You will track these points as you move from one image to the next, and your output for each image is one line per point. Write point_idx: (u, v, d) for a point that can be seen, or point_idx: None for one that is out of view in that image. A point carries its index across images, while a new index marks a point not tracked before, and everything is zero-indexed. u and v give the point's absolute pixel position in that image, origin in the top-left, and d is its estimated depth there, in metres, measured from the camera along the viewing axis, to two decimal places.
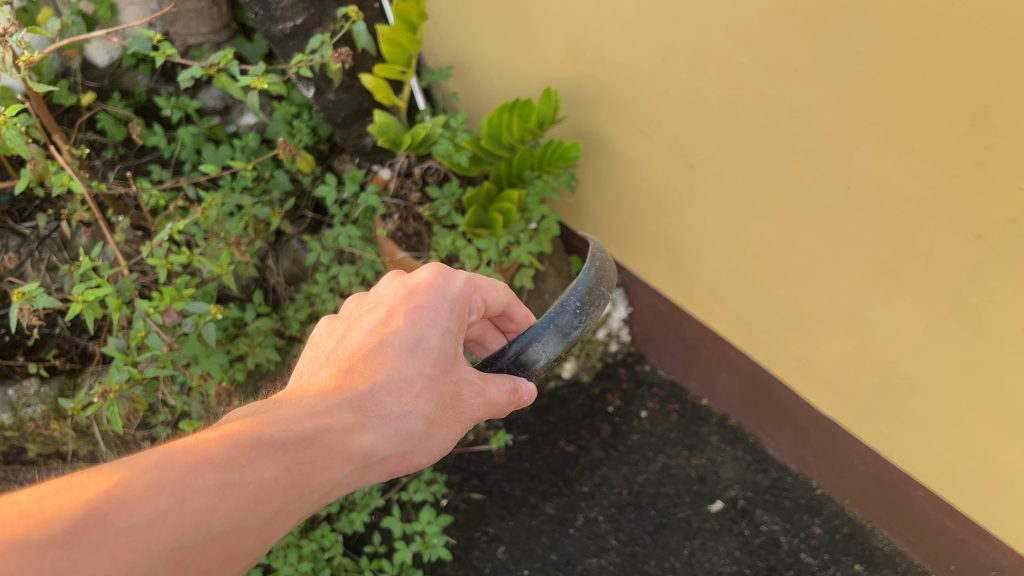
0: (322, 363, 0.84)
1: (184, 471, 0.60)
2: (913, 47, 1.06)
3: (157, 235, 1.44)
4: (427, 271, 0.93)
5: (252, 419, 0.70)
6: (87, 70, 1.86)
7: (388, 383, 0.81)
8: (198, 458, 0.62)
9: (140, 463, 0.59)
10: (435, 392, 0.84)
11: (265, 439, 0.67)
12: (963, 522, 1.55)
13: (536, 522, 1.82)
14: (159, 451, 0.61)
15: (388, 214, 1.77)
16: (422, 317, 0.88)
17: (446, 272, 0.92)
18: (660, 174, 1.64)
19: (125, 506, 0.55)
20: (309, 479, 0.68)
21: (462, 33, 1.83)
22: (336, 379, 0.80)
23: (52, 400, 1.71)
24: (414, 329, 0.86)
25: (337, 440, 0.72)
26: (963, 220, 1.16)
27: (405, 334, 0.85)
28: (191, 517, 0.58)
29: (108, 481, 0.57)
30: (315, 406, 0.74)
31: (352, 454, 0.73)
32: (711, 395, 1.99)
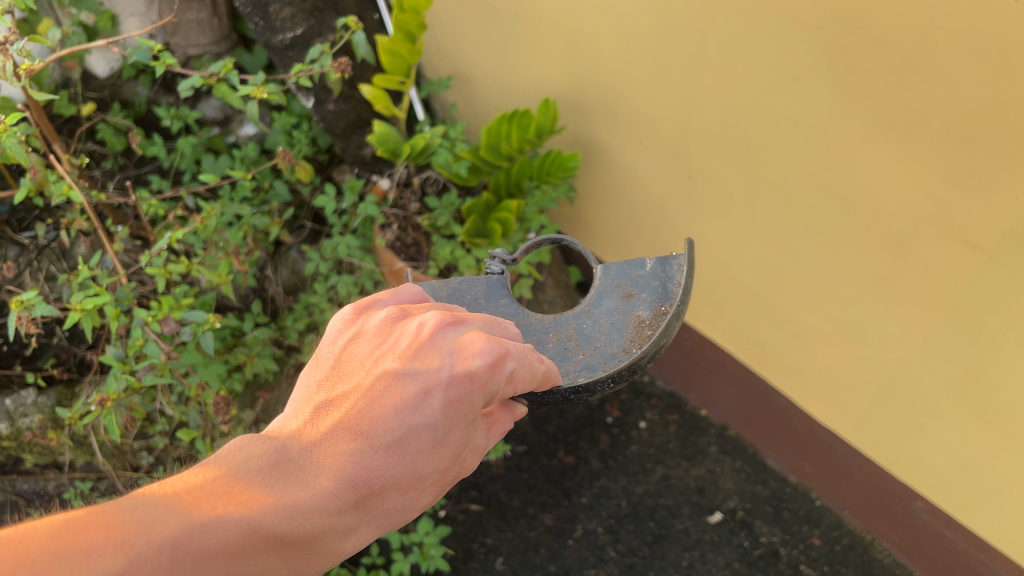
0: (334, 407, 0.72)
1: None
2: (908, 58, 1.07)
3: (157, 244, 1.44)
4: (483, 341, 0.76)
5: (259, 502, 0.61)
6: (87, 81, 1.86)
7: (399, 479, 0.71)
8: (208, 553, 0.55)
9: (157, 538, 0.54)
10: (439, 481, 0.76)
11: (274, 534, 0.60)
12: (962, 533, 1.54)
13: (534, 533, 1.82)
14: (170, 530, 0.54)
15: (387, 223, 1.77)
16: (459, 409, 0.73)
17: (502, 357, 0.76)
18: (659, 184, 1.64)
19: None
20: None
21: (461, 44, 1.84)
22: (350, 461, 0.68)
23: (49, 409, 1.72)
24: (446, 425, 0.73)
25: (335, 543, 0.66)
26: (960, 230, 1.16)
27: (435, 429, 0.72)
28: None
29: (118, 567, 0.50)
30: (324, 498, 0.65)
31: (340, 556, 0.67)
32: (710, 405, 1.99)
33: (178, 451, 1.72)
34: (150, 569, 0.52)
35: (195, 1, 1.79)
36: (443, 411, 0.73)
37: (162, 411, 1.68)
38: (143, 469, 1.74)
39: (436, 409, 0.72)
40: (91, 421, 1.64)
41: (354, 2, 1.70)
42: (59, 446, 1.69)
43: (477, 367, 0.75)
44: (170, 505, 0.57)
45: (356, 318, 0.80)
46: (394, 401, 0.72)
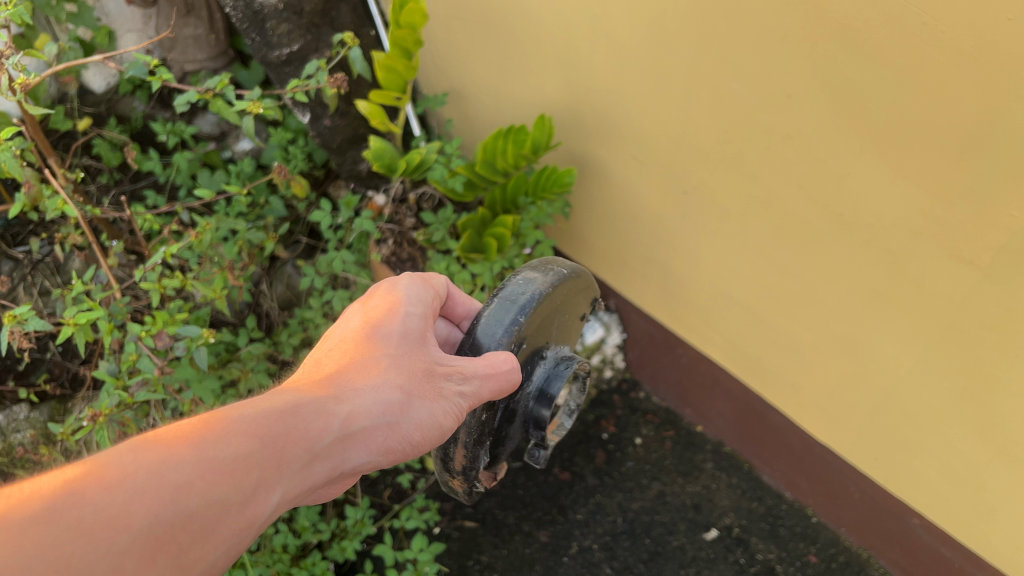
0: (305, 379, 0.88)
1: (156, 456, 0.64)
2: (903, 74, 1.07)
3: (151, 260, 1.43)
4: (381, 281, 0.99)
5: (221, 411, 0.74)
6: (83, 96, 1.87)
7: (363, 367, 0.84)
8: (171, 438, 0.67)
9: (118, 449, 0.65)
10: (420, 378, 0.87)
11: (240, 415, 0.72)
12: (959, 550, 1.53)
13: (529, 550, 1.80)
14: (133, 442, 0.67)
15: (382, 239, 1.76)
16: (382, 314, 0.91)
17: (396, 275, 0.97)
18: (653, 201, 1.65)
19: (104, 481, 0.61)
20: (286, 449, 0.72)
21: (457, 61, 1.85)
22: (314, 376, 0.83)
23: (42, 425, 1.71)
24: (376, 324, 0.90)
25: (318, 414, 0.77)
26: (955, 246, 1.16)
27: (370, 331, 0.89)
28: (168, 491, 0.62)
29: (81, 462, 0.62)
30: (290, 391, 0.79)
31: (335, 427, 0.77)
32: (706, 421, 1.99)
33: None
34: (116, 463, 0.63)
35: (191, 17, 1.83)
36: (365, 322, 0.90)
37: None
38: None
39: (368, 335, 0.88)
40: (83, 436, 1.63)
41: (351, 20, 1.71)
42: (51, 462, 1.67)
43: (383, 293, 0.95)
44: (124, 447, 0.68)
45: None
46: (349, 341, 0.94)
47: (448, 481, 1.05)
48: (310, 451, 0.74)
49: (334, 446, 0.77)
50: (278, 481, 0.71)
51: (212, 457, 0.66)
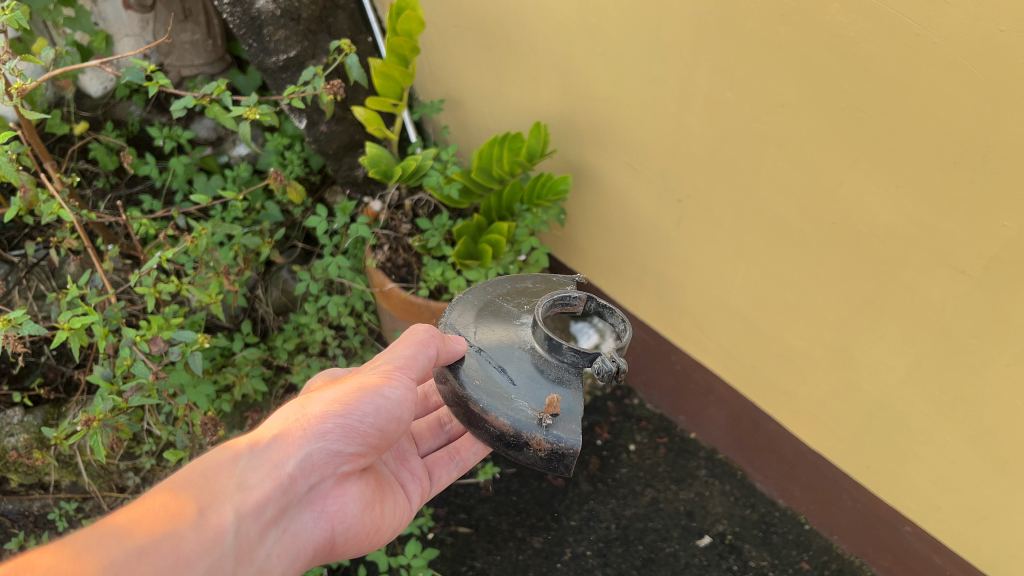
0: None
1: (91, 527, 0.75)
2: (897, 86, 1.08)
3: (146, 264, 1.43)
4: None
5: None
6: (81, 101, 1.89)
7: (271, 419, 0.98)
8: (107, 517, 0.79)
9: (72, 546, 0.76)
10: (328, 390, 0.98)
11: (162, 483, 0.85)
12: (951, 559, 1.54)
13: (523, 556, 1.77)
14: None
15: (378, 244, 1.75)
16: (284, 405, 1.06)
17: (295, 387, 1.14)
18: (648, 209, 1.66)
19: (48, 548, 0.71)
20: (208, 482, 0.85)
21: (454, 69, 1.86)
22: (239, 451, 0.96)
23: (36, 429, 1.69)
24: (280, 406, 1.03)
25: (227, 451, 0.90)
26: (947, 255, 1.17)
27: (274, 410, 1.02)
28: (111, 537, 0.73)
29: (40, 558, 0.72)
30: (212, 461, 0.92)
31: (245, 449, 0.90)
32: (699, 429, 2.01)
33: (164, 472, 1.70)
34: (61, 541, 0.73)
35: (189, 22, 1.83)
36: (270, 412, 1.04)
37: (148, 431, 1.67)
38: (129, 490, 1.72)
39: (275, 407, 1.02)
40: (77, 441, 1.63)
41: (348, 26, 1.72)
42: (44, 466, 1.67)
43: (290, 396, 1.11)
44: None
45: None
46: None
47: (537, 452, 0.96)
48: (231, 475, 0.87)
49: (253, 462, 0.89)
50: (219, 504, 0.84)
51: (141, 507, 0.79)
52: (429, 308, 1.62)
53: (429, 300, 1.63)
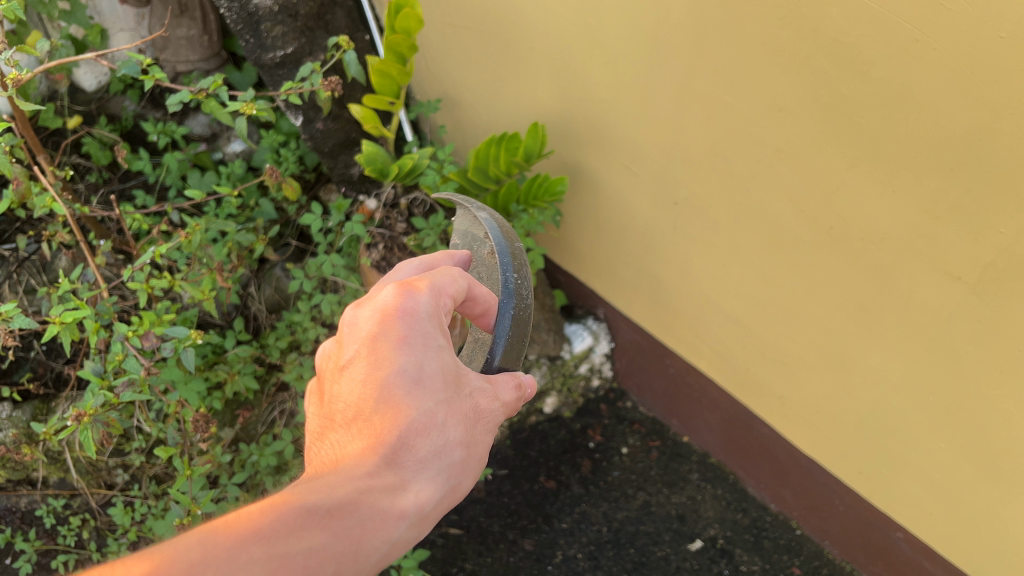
0: (329, 430, 0.78)
1: (222, 546, 0.56)
2: (893, 91, 1.09)
3: (140, 259, 1.42)
4: (389, 290, 0.80)
5: (283, 499, 0.64)
6: (74, 94, 1.87)
7: (413, 426, 0.74)
8: (242, 533, 0.58)
9: (184, 538, 0.56)
10: (462, 411, 0.79)
11: (306, 506, 0.63)
12: (942, 565, 1.54)
13: (514, 559, 1.79)
14: (197, 528, 0.58)
15: (373, 244, 1.75)
16: (410, 344, 0.77)
17: (410, 288, 0.79)
18: (644, 211, 1.65)
19: None
20: (361, 545, 0.64)
21: (451, 69, 1.86)
22: (361, 434, 0.73)
23: (24, 424, 1.66)
24: (411, 360, 0.76)
25: (382, 501, 0.68)
26: (943, 262, 1.17)
27: (406, 370, 0.75)
28: None
29: (148, 563, 0.52)
30: (352, 469, 0.70)
31: (402, 513, 0.69)
32: (692, 433, 1.99)
33: (154, 469, 1.68)
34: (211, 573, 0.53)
35: (185, 18, 1.82)
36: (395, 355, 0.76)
37: (138, 428, 1.66)
38: (119, 487, 1.71)
39: (394, 357, 0.76)
40: (66, 437, 1.62)
41: (346, 24, 1.72)
42: (33, 462, 1.66)
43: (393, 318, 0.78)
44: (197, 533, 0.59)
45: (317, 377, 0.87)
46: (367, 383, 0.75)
47: None
48: (389, 543, 0.67)
49: (406, 532, 0.69)
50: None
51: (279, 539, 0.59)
52: None
53: None
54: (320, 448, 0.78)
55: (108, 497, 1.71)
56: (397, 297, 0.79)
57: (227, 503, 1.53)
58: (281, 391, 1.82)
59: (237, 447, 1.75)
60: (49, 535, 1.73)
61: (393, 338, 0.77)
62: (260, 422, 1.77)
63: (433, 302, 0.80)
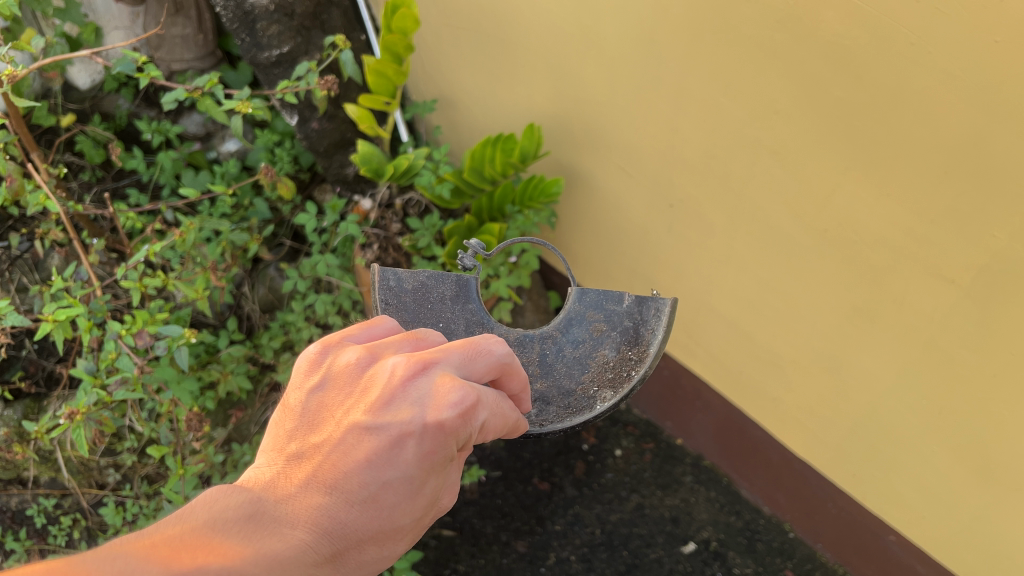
0: (296, 450, 0.72)
1: None
2: (889, 94, 1.09)
3: (133, 257, 1.42)
4: (448, 383, 0.74)
5: (232, 560, 0.60)
6: (68, 92, 1.85)
7: (378, 531, 0.71)
8: None
9: None
10: (416, 529, 0.76)
11: None
12: (933, 568, 1.55)
13: (507, 560, 1.79)
14: None
15: (367, 244, 1.72)
16: (431, 457, 0.72)
17: (469, 402, 0.74)
18: (639, 212, 1.65)
19: None
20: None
21: (447, 69, 1.86)
22: (327, 503, 0.69)
23: (15, 423, 1.67)
24: (419, 477, 0.72)
25: None
26: (937, 265, 1.18)
27: (407, 482, 0.72)
28: None
29: None
30: (304, 549, 0.66)
31: None
32: (686, 435, 1.99)
33: (146, 469, 1.68)
34: None
35: (180, 16, 1.81)
36: (416, 462, 0.72)
37: (130, 427, 1.65)
38: (110, 487, 1.70)
39: (410, 461, 0.71)
40: (58, 436, 1.60)
41: (342, 24, 1.71)
42: (23, 461, 1.64)
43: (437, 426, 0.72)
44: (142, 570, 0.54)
45: (320, 356, 0.77)
46: (370, 462, 0.70)
47: None
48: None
49: None
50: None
51: None
52: None
53: None
54: (281, 460, 0.71)
55: (99, 497, 1.70)
56: (451, 413, 0.73)
57: None
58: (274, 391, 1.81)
59: (229, 447, 1.75)
60: (40, 535, 1.72)
61: (418, 445, 0.72)
62: (253, 422, 1.77)
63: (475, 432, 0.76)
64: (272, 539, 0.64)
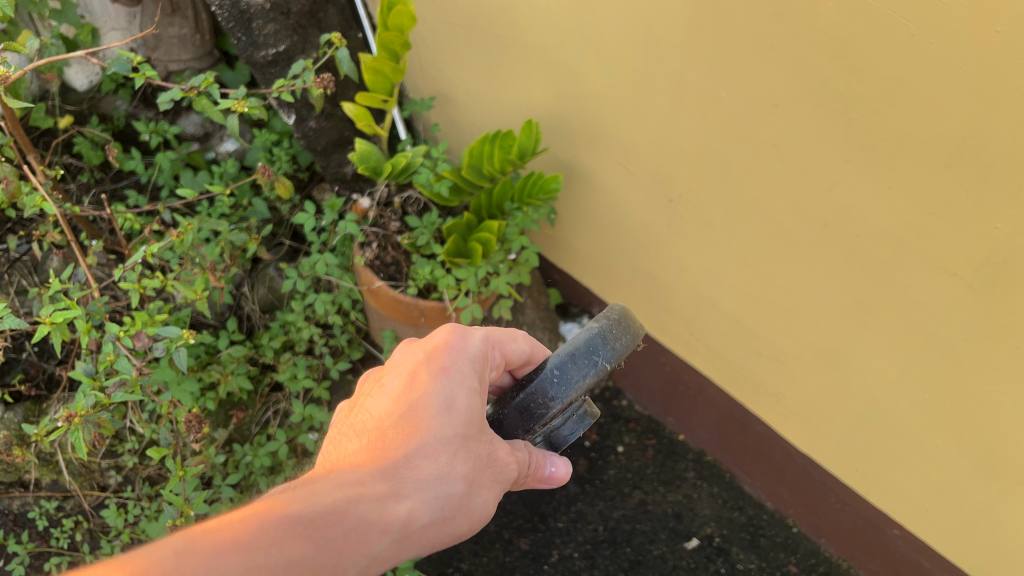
0: (344, 437, 0.84)
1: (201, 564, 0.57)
2: (890, 86, 1.08)
3: (131, 259, 1.41)
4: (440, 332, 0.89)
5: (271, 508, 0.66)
6: (65, 95, 1.86)
7: (422, 447, 0.79)
8: (220, 542, 0.59)
9: (161, 551, 0.57)
10: (473, 452, 0.81)
11: (291, 515, 0.65)
12: (938, 561, 1.55)
13: (510, 558, 1.79)
14: (179, 537, 0.59)
15: (366, 242, 1.70)
16: (447, 379, 0.84)
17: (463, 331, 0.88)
18: (640, 208, 1.64)
19: None
20: (341, 556, 0.66)
21: (444, 66, 1.85)
22: (368, 449, 0.78)
23: (16, 426, 1.65)
24: (444, 390, 0.83)
25: (371, 510, 0.71)
26: (938, 258, 1.17)
27: (438, 397, 0.82)
28: None
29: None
30: (345, 477, 0.73)
31: (388, 525, 0.72)
32: (688, 431, 1.97)
33: (147, 470, 1.67)
34: None
35: (177, 16, 1.80)
36: (431, 378, 0.84)
37: (131, 429, 1.65)
38: (111, 488, 1.70)
39: (425, 382, 0.83)
40: (58, 438, 1.60)
41: (338, 22, 1.71)
42: (24, 464, 1.64)
43: (452, 350, 0.86)
44: (177, 533, 0.60)
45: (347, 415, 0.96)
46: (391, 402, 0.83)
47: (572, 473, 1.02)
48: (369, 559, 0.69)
49: (388, 547, 0.71)
50: None
51: (242, 536, 0.61)
52: (418, 307, 1.61)
53: (418, 299, 1.61)
54: (331, 450, 0.83)
55: (101, 499, 1.70)
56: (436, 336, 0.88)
57: (222, 505, 1.53)
58: (274, 390, 1.81)
59: (231, 447, 1.74)
60: (42, 537, 1.72)
61: (431, 366, 0.85)
62: (254, 422, 1.76)
63: (485, 347, 0.89)
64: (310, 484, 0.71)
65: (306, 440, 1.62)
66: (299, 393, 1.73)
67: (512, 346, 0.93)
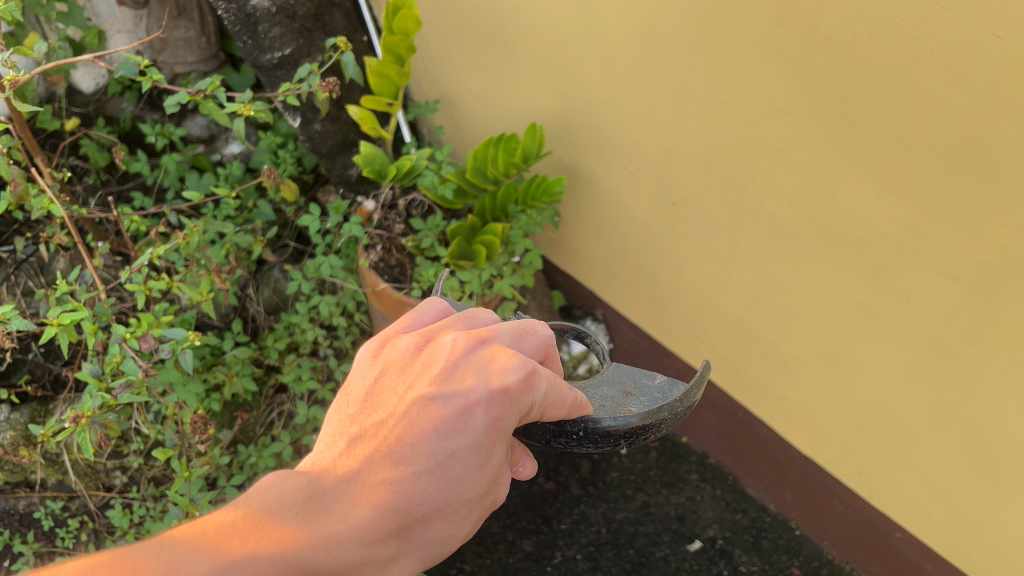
0: (369, 428, 0.72)
1: None
2: (892, 91, 1.09)
3: (138, 261, 1.42)
4: (516, 362, 0.73)
5: (285, 543, 0.60)
6: (72, 96, 1.87)
7: (444, 507, 0.70)
8: None
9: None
10: (484, 504, 0.75)
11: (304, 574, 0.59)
12: (941, 565, 1.55)
13: (513, 560, 1.79)
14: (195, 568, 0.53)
15: (371, 244, 1.72)
16: (499, 435, 0.71)
17: (532, 378, 0.73)
18: (643, 211, 1.65)
19: None
20: None
21: (449, 69, 1.86)
22: (389, 488, 0.68)
23: (22, 426, 1.67)
24: (487, 447, 0.71)
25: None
26: (940, 261, 1.18)
27: (478, 452, 0.71)
28: None
29: None
30: (361, 528, 0.65)
31: None
32: (691, 433, 1.99)
33: (152, 471, 1.67)
34: None
35: (183, 19, 1.82)
36: (483, 428, 0.71)
37: (137, 430, 1.66)
38: (117, 489, 1.71)
39: (477, 429, 0.70)
40: (64, 439, 1.62)
41: (344, 25, 1.71)
42: (30, 464, 1.65)
43: (517, 397, 0.72)
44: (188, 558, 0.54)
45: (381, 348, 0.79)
46: (436, 435, 0.70)
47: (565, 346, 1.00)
48: None
49: None
50: None
51: None
52: None
53: (422, 301, 1.62)
54: (342, 440, 0.71)
55: (106, 499, 1.71)
56: (514, 379, 0.72)
57: (227, 505, 1.54)
58: (279, 391, 1.82)
59: (235, 448, 1.75)
60: (47, 537, 1.73)
61: (486, 414, 0.71)
62: (258, 423, 1.76)
63: (540, 404, 0.74)
64: (330, 518, 0.64)
65: (309, 441, 1.63)
66: (304, 394, 1.75)
67: (554, 408, 0.77)
